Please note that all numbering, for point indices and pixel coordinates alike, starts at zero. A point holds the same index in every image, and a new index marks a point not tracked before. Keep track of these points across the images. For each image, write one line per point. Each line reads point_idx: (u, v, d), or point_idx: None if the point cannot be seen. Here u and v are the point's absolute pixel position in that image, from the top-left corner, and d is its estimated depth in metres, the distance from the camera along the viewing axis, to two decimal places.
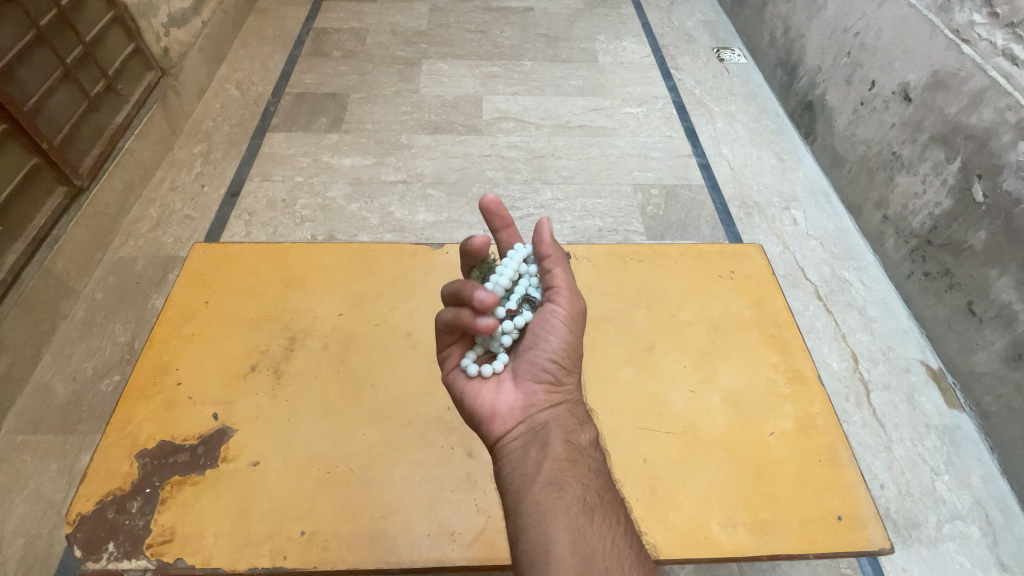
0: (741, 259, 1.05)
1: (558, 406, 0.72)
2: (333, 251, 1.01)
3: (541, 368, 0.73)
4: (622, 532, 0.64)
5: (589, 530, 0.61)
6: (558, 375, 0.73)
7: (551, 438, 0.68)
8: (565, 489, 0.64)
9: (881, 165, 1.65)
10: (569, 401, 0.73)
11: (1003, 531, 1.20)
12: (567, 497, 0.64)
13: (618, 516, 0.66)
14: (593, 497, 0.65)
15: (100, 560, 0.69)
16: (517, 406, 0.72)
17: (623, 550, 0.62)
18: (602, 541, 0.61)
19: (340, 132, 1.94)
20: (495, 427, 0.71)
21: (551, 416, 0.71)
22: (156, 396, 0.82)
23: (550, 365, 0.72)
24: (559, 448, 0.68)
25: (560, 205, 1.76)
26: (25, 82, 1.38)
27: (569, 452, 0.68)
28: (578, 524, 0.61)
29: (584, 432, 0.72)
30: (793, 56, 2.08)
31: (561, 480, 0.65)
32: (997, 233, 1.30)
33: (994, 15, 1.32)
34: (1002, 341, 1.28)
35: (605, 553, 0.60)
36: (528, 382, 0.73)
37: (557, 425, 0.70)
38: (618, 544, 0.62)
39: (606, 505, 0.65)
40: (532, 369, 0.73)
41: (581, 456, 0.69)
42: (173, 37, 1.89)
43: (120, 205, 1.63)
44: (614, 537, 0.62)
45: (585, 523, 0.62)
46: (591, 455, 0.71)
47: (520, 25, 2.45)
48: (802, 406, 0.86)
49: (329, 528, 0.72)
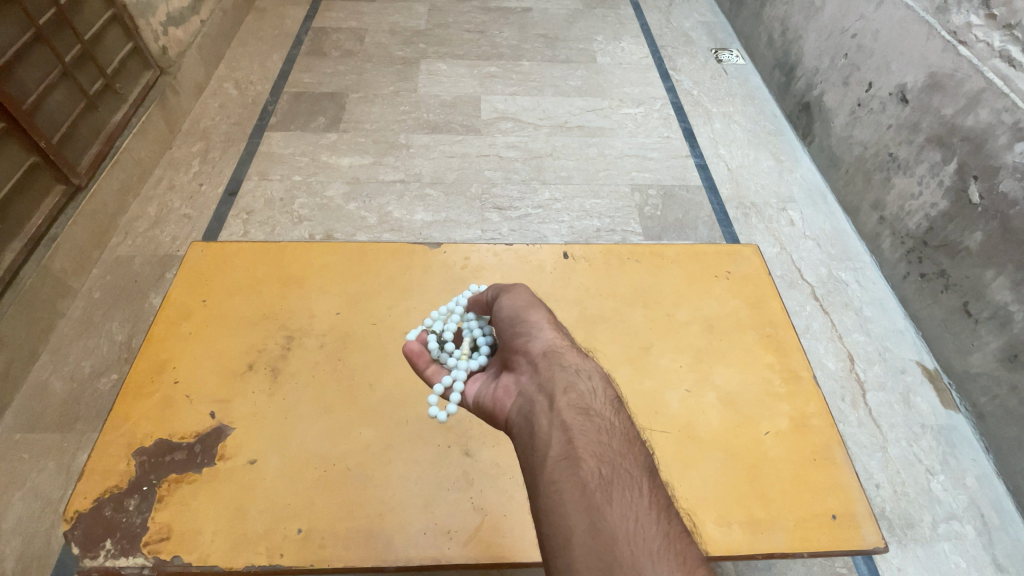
0: (737, 259, 1.05)
1: (558, 369, 0.68)
2: (330, 250, 1.01)
3: (517, 340, 0.72)
4: (647, 505, 0.58)
5: (606, 508, 0.57)
6: (531, 338, 0.72)
7: (555, 407, 0.65)
8: (580, 464, 0.60)
9: (878, 166, 1.66)
10: (565, 363, 0.69)
11: (998, 530, 1.21)
12: (581, 473, 0.59)
13: (644, 490, 0.60)
14: (610, 470, 0.60)
15: (96, 558, 0.69)
16: (511, 380, 0.71)
17: (649, 526, 0.56)
18: (623, 518, 0.56)
19: (338, 132, 1.94)
20: (497, 407, 0.71)
21: (551, 382, 0.67)
22: (153, 395, 0.82)
23: (523, 334, 0.72)
24: (565, 417, 0.64)
25: (557, 205, 1.77)
26: (24, 81, 1.38)
27: (576, 419, 0.64)
28: (593, 504, 0.57)
29: (596, 396, 0.67)
30: (791, 57, 2.09)
31: (573, 454, 0.61)
32: (992, 234, 1.31)
33: (992, 17, 1.33)
34: (998, 341, 1.29)
35: (627, 532, 0.55)
36: (514, 352, 0.72)
37: (558, 389, 0.66)
38: (641, 518, 0.57)
39: (628, 478, 0.60)
40: (514, 339, 0.72)
41: (595, 424, 0.64)
42: (172, 36, 1.89)
43: (118, 204, 1.63)
44: (637, 513, 0.57)
45: (601, 502, 0.57)
46: (609, 422, 0.66)
47: (519, 25, 2.46)
48: (797, 406, 0.87)
49: (325, 525, 0.73)
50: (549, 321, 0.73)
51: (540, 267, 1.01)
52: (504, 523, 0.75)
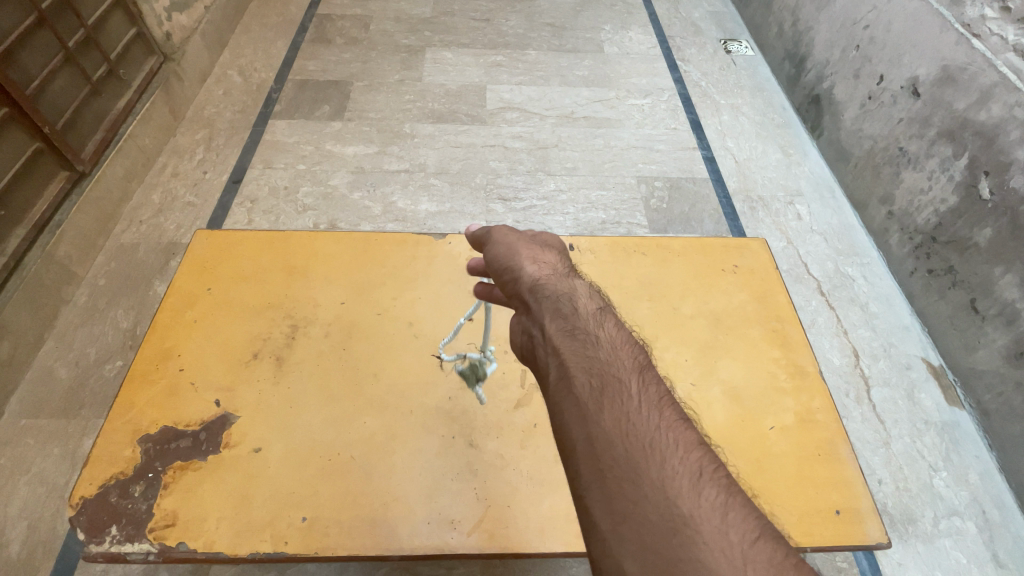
0: (744, 253, 1.04)
1: (542, 298, 0.64)
2: (334, 239, 1.01)
3: (506, 281, 0.69)
4: (640, 403, 0.52)
5: (597, 415, 0.51)
6: (516, 276, 0.68)
7: (545, 334, 0.61)
8: (570, 378, 0.55)
9: (888, 160, 1.64)
10: (552, 292, 0.65)
11: (1001, 528, 1.20)
12: (573, 388, 0.54)
13: (636, 391, 0.54)
14: (600, 376, 0.55)
15: (102, 543, 0.70)
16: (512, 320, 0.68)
17: (639, 423, 0.50)
18: (614, 419, 0.50)
19: (342, 121, 1.93)
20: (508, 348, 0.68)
21: (539, 313, 0.63)
22: (158, 382, 0.83)
23: (509, 275, 0.69)
24: (553, 340, 0.60)
25: (563, 196, 1.76)
26: (26, 65, 1.37)
27: (563, 338, 0.59)
28: (586, 412, 0.52)
29: (581, 314, 0.62)
30: (801, 49, 2.06)
31: (562, 372, 0.56)
32: (1002, 230, 1.30)
33: (1006, 9, 1.31)
34: (1004, 338, 1.28)
35: (618, 431, 0.49)
36: (501, 289, 0.70)
37: (544, 315, 0.62)
38: (632, 416, 0.50)
39: (617, 382, 0.54)
40: (502, 282, 0.70)
41: (580, 338, 0.59)
42: (176, 22, 1.87)
43: (122, 190, 1.63)
44: (628, 411, 0.51)
45: (592, 410, 0.51)
46: (595, 333, 0.60)
47: (526, 14, 2.43)
48: (803, 401, 0.86)
49: (328, 515, 0.73)
50: (528, 254, 0.70)
51: None
52: (508, 513, 0.75)
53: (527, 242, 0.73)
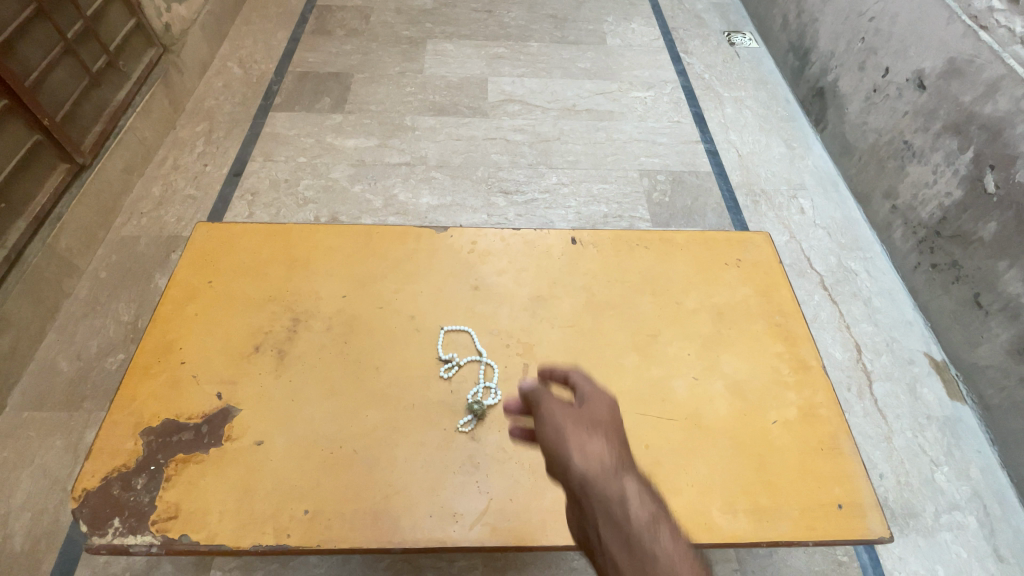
0: (748, 247, 1.04)
1: (593, 502, 0.53)
2: (335, 232, 1.01)
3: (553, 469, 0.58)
4: None
5: None
6: (562, 467, 0.57)
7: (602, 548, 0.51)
8: None
9: (892, 154, 1.63)
10: (603, 488, 0.53)
11: (1002, 522, 1.21)
12: None
13: None
14: None
15: (105, 535, 0.70)
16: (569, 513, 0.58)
17: None
18: None
19: (343, 113, 1.91)
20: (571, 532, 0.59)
21: (593, 521, 0.52)
22: (160, 374, 0.83)
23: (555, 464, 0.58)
24: (612, 559, 0.49)
25: (565, 189, 1.75)
26: (26, 56, 1.36)
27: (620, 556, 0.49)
28: None
29: (638, 516, 0.50)
30: (806, 41, 2.04)
31: None
32: (1007, 224, 1.30)
33: (1014, 2, 1.30)
34: (1008, 333, 1.28)
35: None
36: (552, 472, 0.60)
37: (598, 522, 0.51)
38: None
39: None
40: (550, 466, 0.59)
41: (640, 558, 0.48)
42: (176, 13, 1.86)
43: (122, 183, 1.63)
44: None
45: None
46: (658, 546, 0.48)
47: (528, 5, 2.40)
48: (806, 395, 0.86)
49: (331, 507, 0.73)
50: (575, 436, 0.59)
51: (548, 253, 1.00)
52: (510, 507, 0.74)
53: (575, 416, 0.61)
